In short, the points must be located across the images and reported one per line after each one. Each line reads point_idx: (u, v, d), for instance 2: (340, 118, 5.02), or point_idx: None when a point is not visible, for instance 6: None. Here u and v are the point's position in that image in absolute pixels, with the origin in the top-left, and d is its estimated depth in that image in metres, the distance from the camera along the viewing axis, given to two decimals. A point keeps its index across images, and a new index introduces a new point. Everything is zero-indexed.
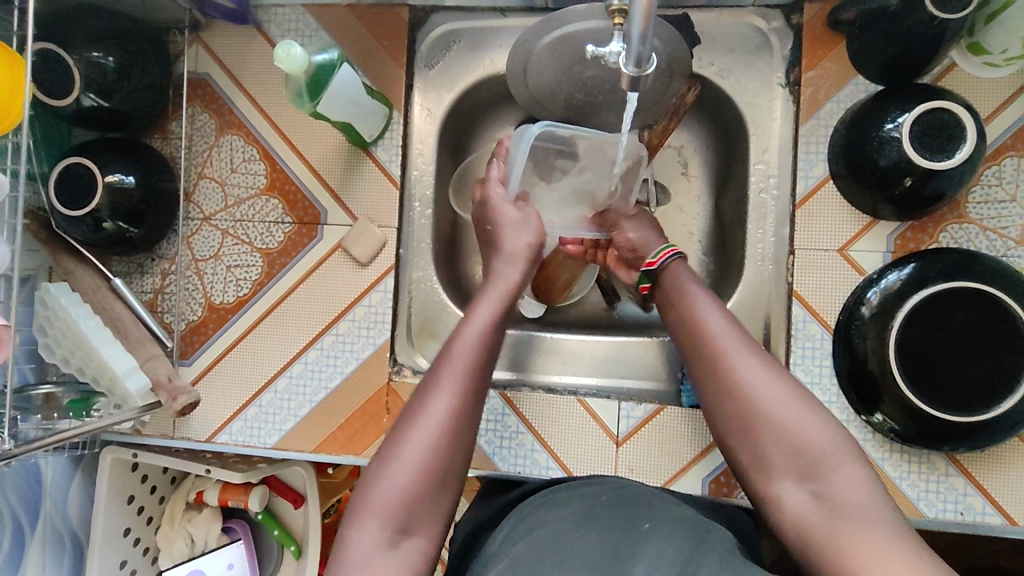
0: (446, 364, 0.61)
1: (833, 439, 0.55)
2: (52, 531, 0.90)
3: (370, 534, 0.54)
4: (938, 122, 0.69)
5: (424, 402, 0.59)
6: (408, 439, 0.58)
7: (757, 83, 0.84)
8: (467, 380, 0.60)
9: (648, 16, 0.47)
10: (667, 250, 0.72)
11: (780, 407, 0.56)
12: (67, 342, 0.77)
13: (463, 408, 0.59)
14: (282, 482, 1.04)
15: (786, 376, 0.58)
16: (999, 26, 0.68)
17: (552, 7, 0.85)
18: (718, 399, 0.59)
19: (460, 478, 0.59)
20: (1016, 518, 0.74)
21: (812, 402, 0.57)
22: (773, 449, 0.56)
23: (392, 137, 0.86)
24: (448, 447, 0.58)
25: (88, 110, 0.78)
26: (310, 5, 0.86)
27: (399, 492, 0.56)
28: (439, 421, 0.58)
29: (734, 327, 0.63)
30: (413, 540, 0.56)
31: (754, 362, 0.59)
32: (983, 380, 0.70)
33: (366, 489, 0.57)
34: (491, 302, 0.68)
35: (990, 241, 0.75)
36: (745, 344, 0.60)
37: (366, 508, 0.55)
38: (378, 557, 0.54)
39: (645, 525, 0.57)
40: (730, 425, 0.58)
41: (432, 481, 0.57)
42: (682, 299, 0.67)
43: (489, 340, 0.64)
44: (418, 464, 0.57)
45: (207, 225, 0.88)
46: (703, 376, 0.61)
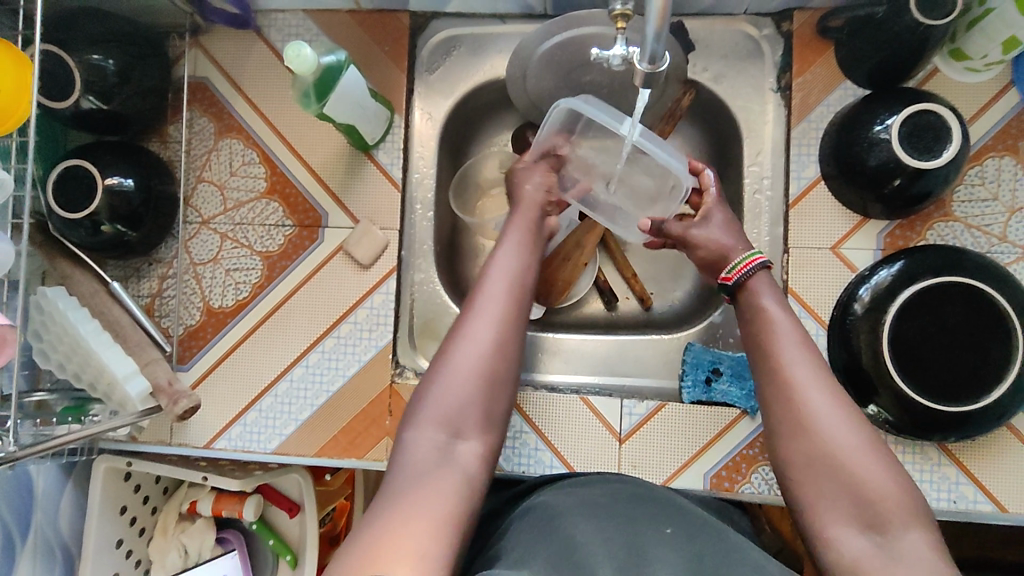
0: (487, 289, 0.67)
1: (895, 489, 0.57)
2: (42, 542, 0.87)
3: (427, 437, 0.58)
4: (924, 124, 0.72)
5: (469, 323, 0.64)
6: (459, 352, 0.62)
7: (750, 87, 0.87)
8: (507, 303, 0.66)
9: (664, 15, 0.51)
10: (749, 261, 0.71)
11: (847, 449, 0.58)
12: (64, 347, 0.75)
13: (507, 329, 0.64)
14: (276, 490, 1.01)
15: (857, 417, 0.61)
16: (979, 32, 0.72)
17: (551, 13, 0.88)
18: (786, 426, 0.62)
19: (509, 394, 0.64)
20: (1006, 505, 0.76)
21: (877, 448, 0.59)
22: (833, 485, 0.58)
23: (393, 140, 0.87)
24: (495, 362, 0.62)
25: (87, 112, 0.77)
26: (312, 11, 0.88)
27: (453, 403, 0.60)
28: (485, 338, 0.63)
29: (813, 354, 0.64)
30: (466, 445, 0.60)
31: (826, 398, 0.61)
32: (971, 371, 0.73)
33: (422, 398, 0.61)
34: (517, 233, 0.73)
35: (975, 238, 0.78)
36: (821, 378, 0.62)
37: (423, 413, 0.60)
38: (436, 458, 0.57)
39: (667, 530, 0.58)
40: (792, 453, 0.61)
41: (483, 392, 0.61)
42: (764, 319, 0.67)
43: (523, 267, 0.69)
44: (469, 374, 0.61)
45: (206, 229, 0.87)
46: (773, 401, 0.63)
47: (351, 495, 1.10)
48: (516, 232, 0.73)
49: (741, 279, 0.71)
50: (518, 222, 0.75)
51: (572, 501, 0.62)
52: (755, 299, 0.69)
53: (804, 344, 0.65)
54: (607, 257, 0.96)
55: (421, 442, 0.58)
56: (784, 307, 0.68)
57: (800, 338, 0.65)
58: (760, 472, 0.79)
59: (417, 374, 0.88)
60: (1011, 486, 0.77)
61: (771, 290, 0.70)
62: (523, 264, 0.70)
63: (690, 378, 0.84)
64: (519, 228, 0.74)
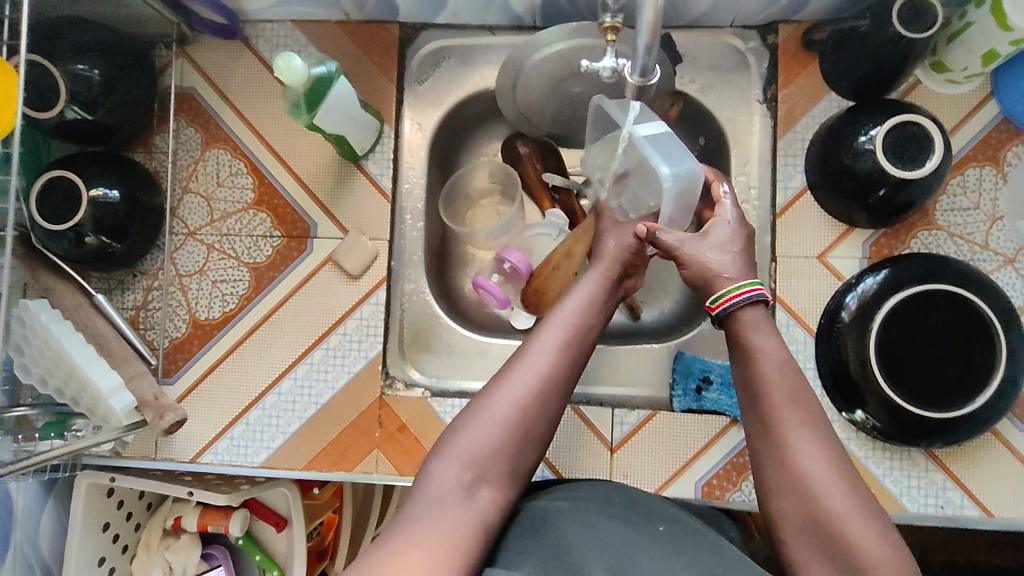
0: (544, 331, 0.64)
1: (894, 561, 0.52)
2: (22, 561, 0.85)
3: (450, 474, 0.56)
4: (908, 134, 0.73)
5: (519, 365, 0.61)
6: (498, 392, 0.59)
7: (736, 99, 0.88)
8: (560, 350, 0.62)
9: (655, 30, 0.52)
10: (733, 293, 0.64)
11: (844, 515, 0.54)
12: (46, 361, 0.74)
13: (555, 379, 0.61)
14: (264, 505, 1.00)
15: (854, 480, 0.56)
16: (959, 45, 0.74)
17: (541, 25, 0.88)
18: (776, 483, 0.57)
19: (541, 445, 0.60)
20: (992, 510, 0.77)
21: (877, 514, 0.54)
22: (826, 550, 0.54)
23: (383, 151, 0.87)
24: (532, 411, 0.59)
25: (71, 123, 0.76)
26: (300, 21, 0.87)
27: (482, 444, 0.57)
28: (531, 383, 0.60)
29: (806, 405, 0.59)
30: (487, 490, 0.56)
31: (821, 457, 0.56)
32: (957, 377, 0.74)
33: (454, 433, 0.58)
34: (593, 282, 0.69)
35: (958, 246, 0.80)
36: (813, 437, 0.57)
37: (452, 448, 0.57)
38: (455, 497, 0.54)
39: (660, 528, 0.59)
40: (785, 514, 0.56)
41: (515, 440, 0.58)
42: (752, 361, 0.61)
43: (586, 314, 0.66)
44: (508, 419, 0.58)
45: (192, 240, 0.86)
46: (765, 455, 0.58)
47: (339, 508, 1.09)
48: (591, 279, 0.70)
49: (727, 311, 0.64)
50: (598, 268, 0.71)
51: (564, 505, 0.62)
52: (742, 337, 0.63)
53: (795, 396, 0.59)
54: None
55: (442, 478, 0.56)
56: (776, 347, 0.61)
57: (793, 385, 0.59)
58: (751, 480, 0.80)
59: (407, 385, 0.87)
60: (997, 490, 0.78)
61: (763, 325, 0.63)
62: (584, 311, 0.66)
63: (681, 386, 0.85)
64: (601, 276, 0.70)
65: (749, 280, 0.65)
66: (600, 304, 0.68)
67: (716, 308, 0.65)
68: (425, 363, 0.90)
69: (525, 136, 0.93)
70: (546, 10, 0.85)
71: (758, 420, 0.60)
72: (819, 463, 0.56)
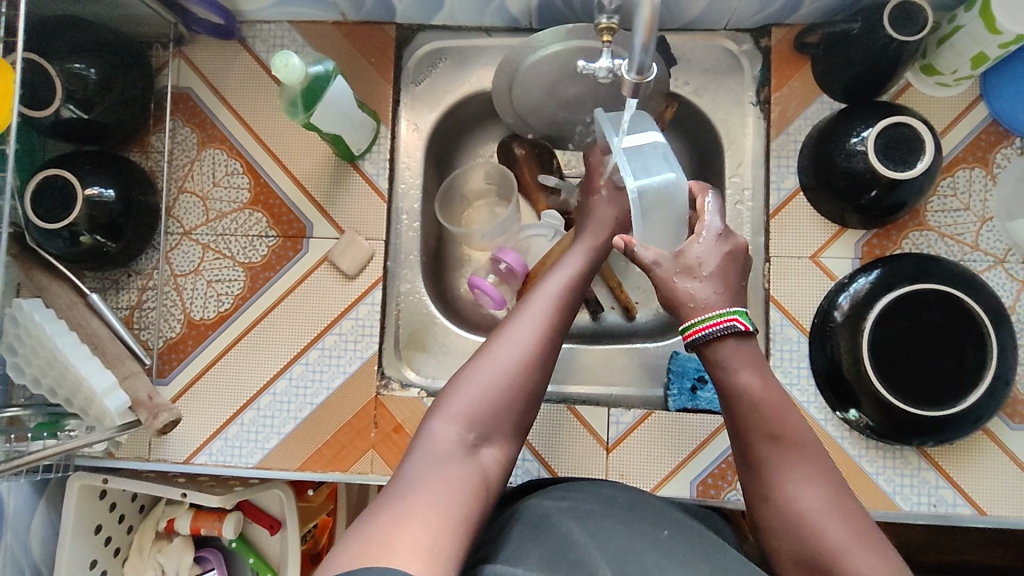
0: (538, 294, 0.64)
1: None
2: (13, 564, 0.83)
3: (452, 431, 0.54)
4: (899, 136, 0.74)
5: (515, 323, 0.61)
6: (497, 350, 0.59)
7: (730, 102, 0.89)
8: (554, 310, 0.62)
9: (651, 28, 0.52)
10: (707, 324, 0.61)
11: (843, 548, 0.51)
12: (39, 361, 0.73)
13: (551, 338, 0.61)
14: (258, 507, 1.00)
15: (853, 515, 0.53)
16: (949, 48, 0.75)
17: (537, 27, 0.89)
18: (772, 521, 0.55)
19: (539, 403, 0.59)
20: (984, 508, 0.78)
21: (879, 547, 0.51)
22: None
23: (380, 151, 0.87)
24: (531, 367, 0.58)
25: (66, 122, 0.76)
26: (297, 22, 0.88)
27: (481, 400, 0.56)
28: (530, 339, 0.59)
29: (794, 443, 0.57)
30: (489, 450, 0.55)
31: (814, 493, 0.54)
32: (948, 375, 0.75)
33: (453, 391, 0.57)
34: (578, 253, 0.71)
35: (949, 246, 0.81)
36: (803, 469, 0.56)
37: (452, 405, 0.56)
38: (456, 456, 0.53)
39: (663, 533, 0.59)
40: (784, 548, 0.54)
41: (515, 396, 0.57)
42: (733, 403, 0.60)
43: (574, 279, 0.67)
44: (508, 374, 0.57)
45: (187, 239, 0.86)
46: (759, 497, 0.57)
47: (333, 510, 1.08)
48: (575, 250, 0.72)
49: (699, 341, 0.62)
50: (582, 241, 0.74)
51: (562, 505, 0.63)
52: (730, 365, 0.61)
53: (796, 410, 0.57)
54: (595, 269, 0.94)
55: (443, 435, 0.54)
56: (757, 384, 0.59)
57: (779, 421, 0.57)
58: None
59: (403, 385, 0.87)
60: (989, 489, 0.78)
61: (742, 359, 0.60)
62: (572, 275, 0.67)
63: (676, 386, 0.85)
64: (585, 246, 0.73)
65: (722, 311, 0.62)
66: (586, 270, 0.69)
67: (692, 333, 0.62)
68: (421, 363, 0.90)
69: (521, 137, 0.94)
70: (542, 12, 0.85)
71: (747, 460, 0.59)
72: (812, 498, 0.54)
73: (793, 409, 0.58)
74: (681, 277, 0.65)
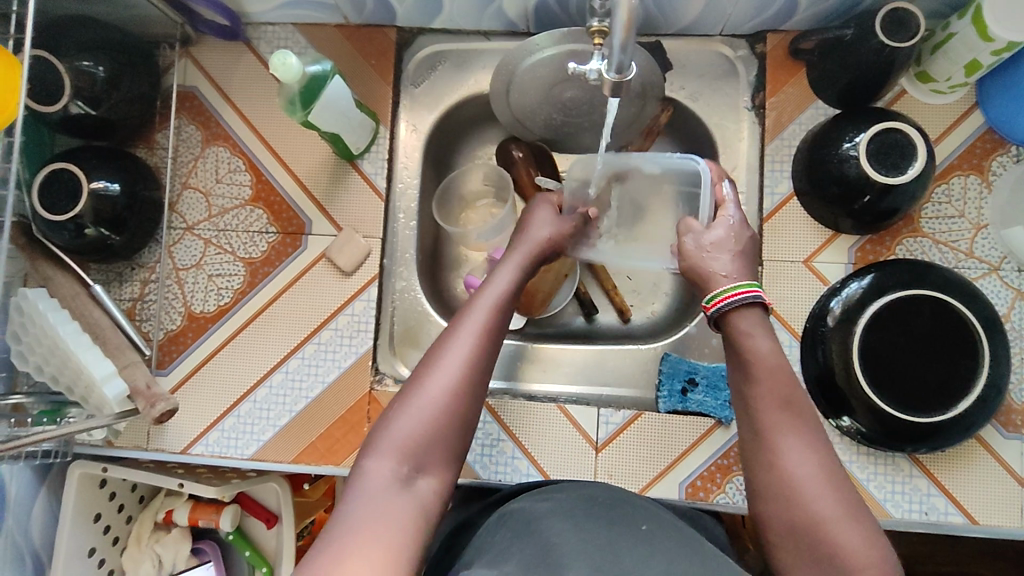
0: (470, 313, 0.61)
1: (881, 562, 0.51)
2: (13, 549, 0.85)
3: (385, 467, 0.53)
4: (891, 141, 0.74)
5: (445, 346, 0.58)
6: (429, 378, 0.56)
7: (725, 106, 0.89)
8: (484, 328, 0.60)
9: (630, 27, 0.53)
10: (746, 291, 0.63)
11: (833, 519, 0.52)
12: (42, 349, 0.76)
13: (483, 357, 0.58)
14: (254, 500, 1.01)
15: (844, 487, 0.54)
16: (943, 56, 0.76)
17: (534, 31, 0.90)
18: (764, 488, 0.55)
19: (477, 424, 0.58)
20: (976, 517, 0.77)
21: (866, 518, 0.53)
22: (814, 561, 0.52)
23: (378, 150, 0.89)
24: (464, 392, 0.56)
25: (75, 118, 0.79)
26: (301, 24, 0.90)
27: (411, 434, 0.54)
28: (460, 363, 0.57)
29: (796, 409, 0.57)
30: (427, 478, 0.54)
31: (811, 462, 0.54)
32: (938, 382, 0.75)
33: (385, 426, 0.55)
34: (510, 267, 0.68)
35: (943, 253, 0.80)
36: (801, 439, 0.56)
37: (384, 441, 0.54)
38: (392, 491, 0.52)
39: (643, 526, 0.60)
40: (773, 517, 0.54)
41: (449, 421, 0.56)
42: (746, 368, 0.59)
43: (507, 295, 0.64)
44: (440, 402, 0.56)
45: (189, 234, 0.88)
46: (754, 464, 0.57)
47: (329, 507, 1.10)
48: (507, 263, 0.69)
49: (735, 306, 0.62)
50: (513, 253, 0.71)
51: (546, 505, 0.64)
52: (739, 339, 0.61)
53: (784, 402, 0.57)
54: (589, 272, 0.96)
55: (377, 473, 0.53)
56: (771, 346, 0.60)
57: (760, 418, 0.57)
58: (735, 482, 0.80)
59: (396, 381, 0.88)
60: (980, 498, 0.78)
61: (757, 325, 0.62)
62: (505, 291, 0.64)
63: (667, 387, 0.86)
64: (518, 257, 0.70)
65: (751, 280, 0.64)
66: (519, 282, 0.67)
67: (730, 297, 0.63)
68: (415, 360, 0.91)
69: (519, 140, 0.95)
70: (538, 16, 0.87)
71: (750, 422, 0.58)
72: (808, 468, 0.54)
73: (800, 394, 0.58)
74: (709, 251, 0.68)
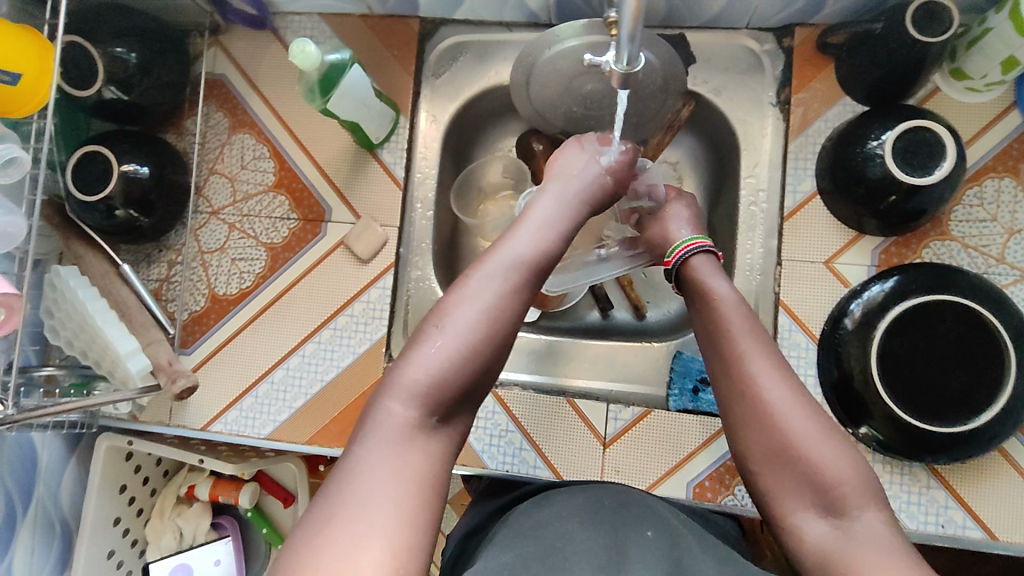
0: (500, 250, 0.61)
1: (856, 476, 0.54)
2: (43, 515, 0.89)
3: (407, 412, 0.53)
4: (919, 140, 0.72)
5: (471, 284, 0.58)
6: (456, 319, 0.56)
7: (750, 101, 0.87)
8: (520, 272, 0.59)
9: (638, 18, 0.52)
10: (689, 243, 0.72)
11: (806, 439, 0.56)
12: (72, 325, 0.79)
13: (514, 298, 0.58)
14: (272, 479, 1.06)
15: (814, 410, 0.58)
16: (979, 52, 0.73)
17: (556, 23, 0.90)
18: (741, 415, 0.59)
19: (498, 367, 0.58)
20: (996, 532, 0.75)
21: (837, 437, 0.57)
22: (795, 483, 0.56)
23: (397, 140, 0.90)
24: (489, 341, 0.56)
25: (108, 102, 0.82)
26: (327, 14, 0.91)
27: (435, 379, 0.54)
28: (488, 302, 0.57)
29: (762, 338, 0.62)
30: (447, 425, 0.55)
31: (782, 386, 0.58)
32: (960, 390, 0.72)
33: (406, 366, 0.55)
34: (553, 204, 0.68)
35: (972, 258, 0.77)
36: (770, 366, 0.60)
37: (405, 383, 0.54)
38: (415, 433, 0.53)
39: (646, 533, 0.60)
40: (754, 444, 0.58)
41: (475, 365, 0.56)
42: (712, 307, 0.65)
43: (552, 237, 0.64)
44: (465, 346, 0.55)
45: (215, 219, 0.91)
46: (728, 393, 0.61)
47: None
48: (550, 199, 0.69)
49: (686, 257, 0.71)
50: (561, 191, 0.70)
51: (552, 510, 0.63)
52: (701, 283, 0.68)
53: (752, 332, 0.62)
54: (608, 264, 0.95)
55: (398, 415, 0.53)
56: (731, 287, 0.66)
57: (722, 352, 0.62)
58: (743, 485, 0.79)
59: None
60: (1001, 514, 0.75)
61: (712, 271, 0.69)
62: (548, 233, 0.64)
63: (678, 386, 0.85)
64: (566, 195, 0.70)
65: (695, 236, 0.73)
66: (565, 226, 0.66)
67: (677, 257, 0.72)
68: None
69: (540, 132, 0.95)
70: (560, 7, 0.87)
71: (716, 353, 0.63)
72: (776, 389, 0.58)
73: (759, 326, 0.63)
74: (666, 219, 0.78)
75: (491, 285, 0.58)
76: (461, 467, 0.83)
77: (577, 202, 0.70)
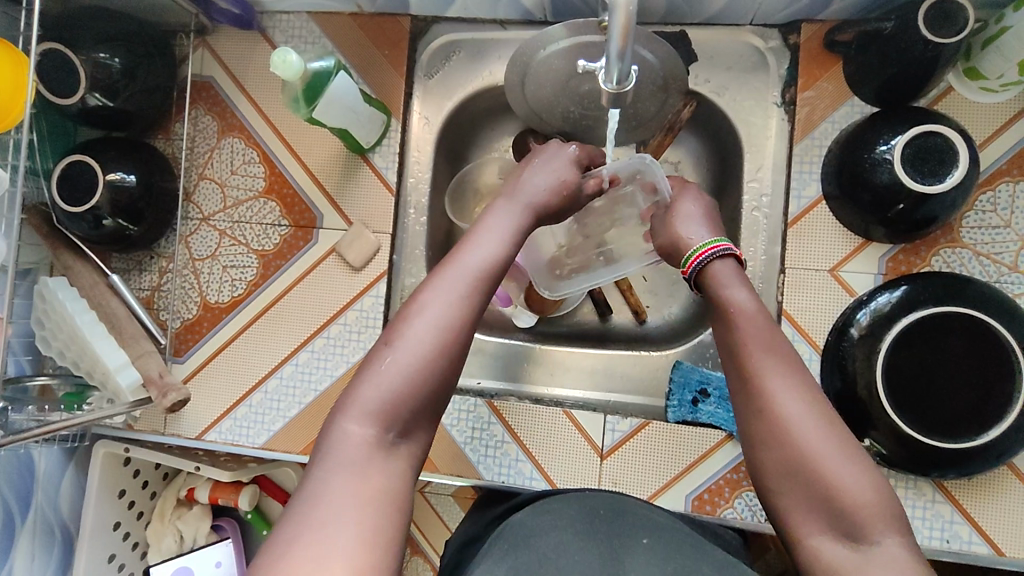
0: (460, 261, 0.60)
1: (879, 500, 0.52)
2: (42, 522, 0.89)
3: (367, 430, 0.52)
4: (930, 146, 0.69)
5: (425, 297, 0.57)
6: (409, 332, 0.55)
7: (753, 101, 0.84)
8: (471, 285, 0.58)
9: (627, 32, 0.50)
10: (710, 246, 0.65)
11: (828, 460, 0.53)
12: (63, 335, 0.79)
13: (469, 310, 0.57)
14: (271, 482, 1.06)
15: (837, 428, 0.55)
16: (995, 51, 0.69)
17: (551, 20, 0.87)
18: (759, 433, 0.57)
19: (457, 375, 0.57)
20: (1002, 548, 0.73)
21: (859, 457, 0.54)
22: (811, 502, 0.54)
23: (389, 144, 0.88)
24: (445, 351, 0.55)
25: (93, 109, 0.79)
26: (315, 13, 0.89)
27: (389, 393, 0.53)
28: (444, 315, 0.56)
29: (783, 351, 0.59)
30: (409, 440, 0.54)
31: (801, 403, 0.56)
32: (969, 406, 0.70)
33: (358, 384, 0.54)
34: (514, 218, 0.65)
35: (984, 266, 0.75)
36: (791, 382, 0.57)
37: (361, 402, 0.53)
38: (376, 454, 0.52)
39: (642, 540, 0.58)
40: (769, 460, 0.56)
41: (431, 375, 0.55)
42: (727, 317, 0.61)
43: (504, 247, 0.63)
44: (420, 354, 0.55)
45: (206, 225, 0.89)
46: (749, 409, 0.58)
47: None
48: (504, 209, 0.67)
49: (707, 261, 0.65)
50: (510, 202, 0.67)
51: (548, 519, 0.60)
52: (715, 291, 0.64)
53: (770, 345, 0.59)
54: None
55: (355, 437, 0.52)
56: (748, 297, 0.62)
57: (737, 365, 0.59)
58: (744, 498, 0.78)
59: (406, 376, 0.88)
60: (1009, 529, 0.73)
61: (733, 278, 0.64)
62: (504, 246, 0.63)
63: (677, 397, 0.84)
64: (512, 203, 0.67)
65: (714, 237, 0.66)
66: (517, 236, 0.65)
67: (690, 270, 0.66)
68: None
69: (537, 132, 0.92)
70: (554, 5, 0.84)
71: (735, 367, 0.60)
72: (798, 406, 0.56)
73: (782, 338, 0.59)
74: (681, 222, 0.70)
75: (444, 297, 0.57)
76: (457, 478, 0.82)
77: (528, 208, 0.67)
